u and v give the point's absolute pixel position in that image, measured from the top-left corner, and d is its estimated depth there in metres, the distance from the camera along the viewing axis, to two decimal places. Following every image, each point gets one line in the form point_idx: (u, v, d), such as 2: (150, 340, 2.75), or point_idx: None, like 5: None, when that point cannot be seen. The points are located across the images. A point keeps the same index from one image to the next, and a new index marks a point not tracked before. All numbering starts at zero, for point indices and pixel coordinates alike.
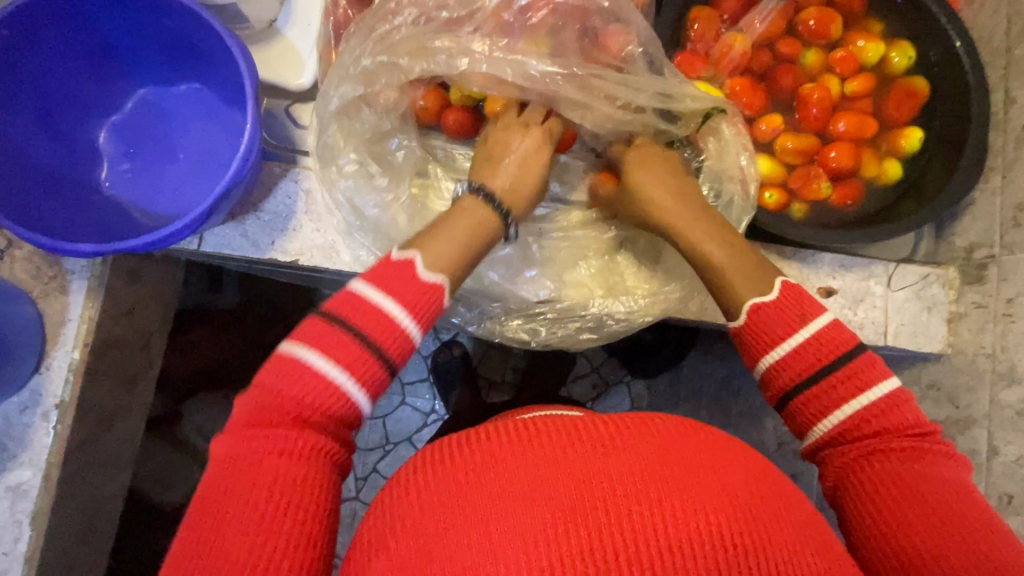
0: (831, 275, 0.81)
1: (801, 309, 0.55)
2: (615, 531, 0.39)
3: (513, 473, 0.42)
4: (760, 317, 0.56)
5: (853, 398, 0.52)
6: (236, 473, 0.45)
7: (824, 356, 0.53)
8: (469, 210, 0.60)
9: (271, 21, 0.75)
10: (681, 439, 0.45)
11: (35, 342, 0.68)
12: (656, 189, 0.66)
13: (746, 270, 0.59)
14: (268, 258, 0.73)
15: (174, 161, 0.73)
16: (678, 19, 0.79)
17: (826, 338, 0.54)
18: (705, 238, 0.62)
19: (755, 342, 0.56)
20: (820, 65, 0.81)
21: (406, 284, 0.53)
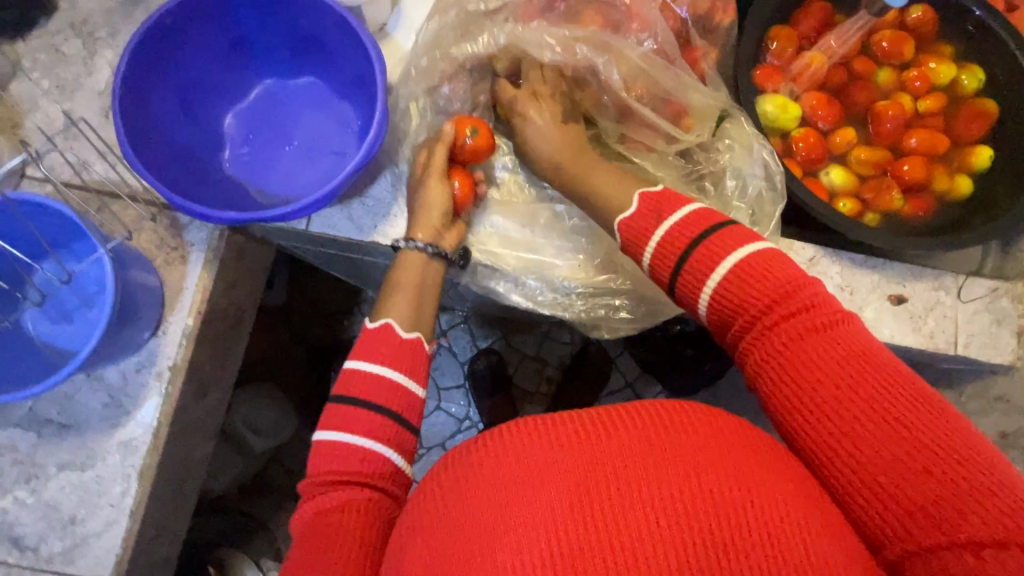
0: (901, 283, 0.83)
1: (670, 201, 0.60)
2: (617, 508, 0.42)
3: (521, 459, 0.45)
4: (689, 219, 0.57)
5: (728, 263, 0.53)
6: (317, 524, 0.56)
7: (698, 226, 0.57)
8: (411, 267, 0.71)
9: (382, 26, 0.82)
10: (702, 426, 0.46)
11: (157, 307, 0.73)
12: (552, 134, 0.72)
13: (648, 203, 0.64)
14: (369, 241, 0.78)
15: (287, 146, 0.77)
16: (760, 37, 0.84)
17: (695, 217, 0.57)
18: (581, 170, 0.70)
19: (634, 235, 0.61)
20: (893, 84, 0.86)
21: (384, 342, 0.64)
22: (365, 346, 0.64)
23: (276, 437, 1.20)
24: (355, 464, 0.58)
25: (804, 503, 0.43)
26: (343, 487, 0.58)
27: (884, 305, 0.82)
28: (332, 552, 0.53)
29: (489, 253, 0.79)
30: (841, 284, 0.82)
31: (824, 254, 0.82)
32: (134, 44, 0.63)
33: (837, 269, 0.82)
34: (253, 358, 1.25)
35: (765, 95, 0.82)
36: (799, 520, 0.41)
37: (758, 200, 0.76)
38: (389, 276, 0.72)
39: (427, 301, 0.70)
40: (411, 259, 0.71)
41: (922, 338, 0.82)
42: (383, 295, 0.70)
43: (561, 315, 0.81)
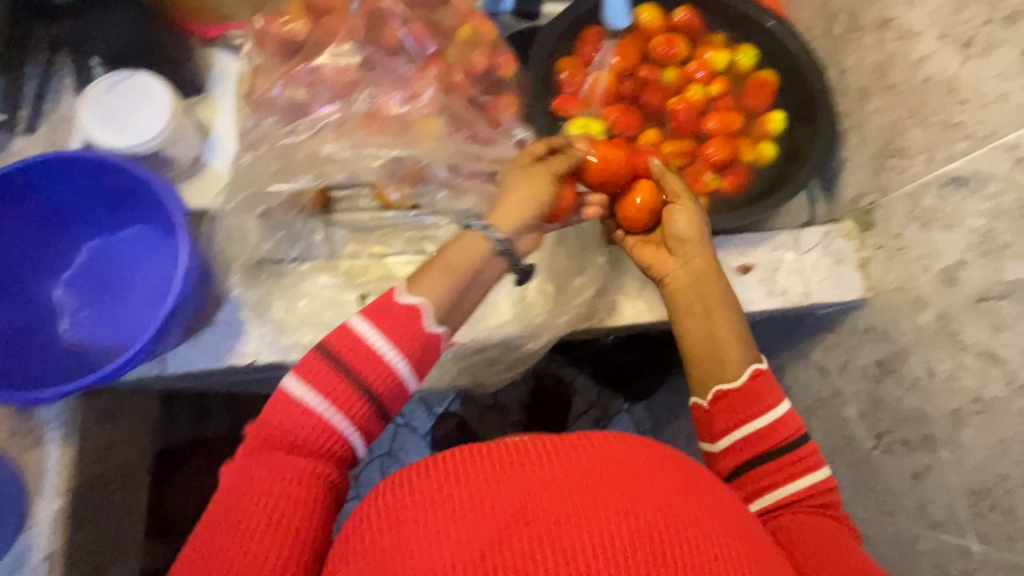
0: (743, 253, 0.88)
1: (771, 394, 0.69)
2: (546, 542, 0.44)
3: (463, 486, 0.48)
4: (736, 396, 0.70)
5: (780, 464, 0.67)
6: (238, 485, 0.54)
7: (763, 431, 0.68)
8: (471, 243, 0.64)
9: (196, 157, 0.85)
10: (633, 460, 0.51)
11: (18, 500, 0.70)
12: (693, 250, 0.76)
13: (733, 339, 0.73)
14: (230, 364, 0.78)
15: (127, 298, 0.78)
16: (548, 70, 0.91)
17: (761, 408, 0.69)
18: (712, 321, 0.74)
19: (719, 417, 0.71)
20: (680, 80, 0.94)
21: (403, 329, 0.59)
22: (380, 319, 0.59)
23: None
24: (378, 375, 0.58)
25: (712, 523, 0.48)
26: (292, 460, 0.55)
27: (732, 277, 0.86)
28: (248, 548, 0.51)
29: None
30: None
31: None
32: None
33: None
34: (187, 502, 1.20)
35: (568, 121, 0.89)
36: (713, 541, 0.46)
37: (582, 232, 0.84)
38: (443, 246, 0.65)
39: (461, 295, 0.63)
40: (468, 237, 0.65)
41: (777, 298, 0.86)
42: (419, 272, 0.62)
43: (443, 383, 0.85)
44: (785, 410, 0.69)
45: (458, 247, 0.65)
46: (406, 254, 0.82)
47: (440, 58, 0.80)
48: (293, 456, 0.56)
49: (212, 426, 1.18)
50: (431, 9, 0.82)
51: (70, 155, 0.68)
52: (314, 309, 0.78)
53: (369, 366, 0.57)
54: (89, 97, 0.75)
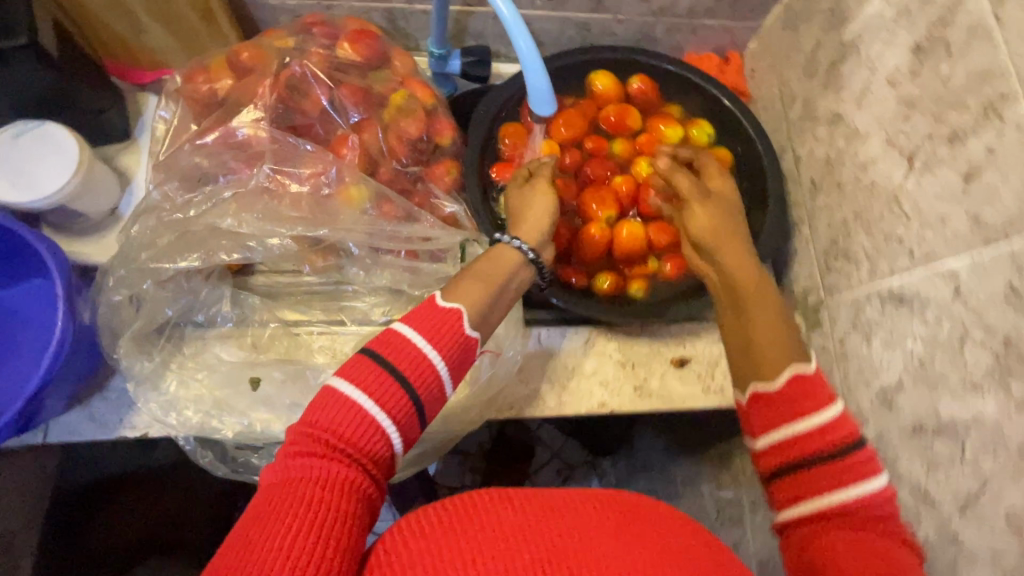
0: (681, 344, 0.82)
1: (825, 393, 0.55)
2: None
3: (466, 559, 0.43)
4: (788, 389, 0.56)
5: (842, 488, 0.51)
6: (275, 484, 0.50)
7: (825, 441, 0.53)
8: (502, 258, 0.70)
9: (112, 209, 0.82)
10: (637, 522, 0.47)
11: None
12: (722, 241, 0.71)
13: (783, 347, 0.59)
14: (118, 437, 0.73)
15: (17, 357, 0.73)
16: (489, 136, 0.87)
17: (811, 408, 0.54)
18: (757, 315, 0.63)
19: (758, 417, 0.57)
20: (629, 153, 0.90)
21: (449, 330, 0.61)
22: (423, 321, 0.60)
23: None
24: (413, 373, 0.57)
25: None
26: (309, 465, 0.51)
27: (667, 371, 0.81)
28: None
29: (237, 424, 0.70)
30: (621, 359, 0.81)
31: (598, 334, 0.82)
32: None
33: (614, 347, 0.81)
34: None
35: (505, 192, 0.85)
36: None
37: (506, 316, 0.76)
38: (481, 257, 0.70)
39: (495, 300, 0.67)
40: (502, 251, 0.71)
41: (714, 396, 0.80)
42: (462, 276, 0.67)
43: None
44: (837, 414, 0.54)
45: (492, 266, 0.70)
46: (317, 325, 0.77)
47: (368, 123, 0.77)
48: (330, 456, 0.51)
49: None
50: (365, 75, 0.79)
51: None
52: (204, 383, 0.72)
53: (409, 368, 0.57)
54: None
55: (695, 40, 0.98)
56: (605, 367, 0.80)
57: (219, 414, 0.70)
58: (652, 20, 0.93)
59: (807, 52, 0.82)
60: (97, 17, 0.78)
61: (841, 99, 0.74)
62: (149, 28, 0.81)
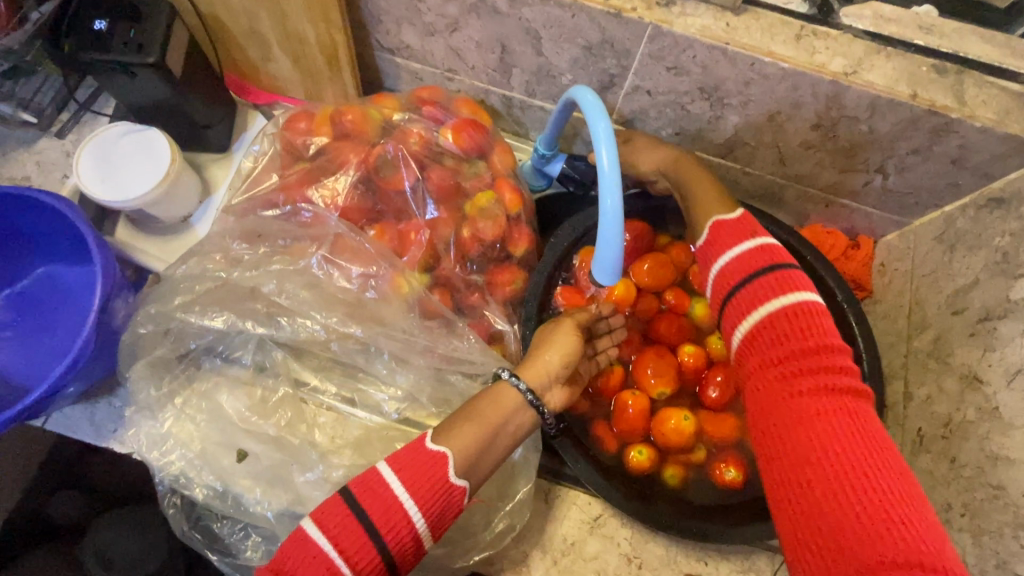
0: (703, 559, 0.71)
1: (784, 289, 0.56)
2: None
3: None
4: (721, 227, 0.64)
5: (765, 309, 0.56)
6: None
7: (779, 332, 0.54)
8: (503, 398, 0.61)
9: (185, 216, 0.82)
10: None
11: None
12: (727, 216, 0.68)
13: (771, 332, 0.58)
14: (106, 446, 0.73)
15: (47, 337, 0.75)
16: (567, 256, 0.79)
17: (766, 290, 0.57)
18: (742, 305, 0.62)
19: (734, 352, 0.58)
20: (710, 321, 0.79)
21: (429, 478, 0.54)
22: (405, 465, 0.55)
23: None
24: (385, 521, 0.53)
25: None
26: None
27: None
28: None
29: (217, 483, 0.67)
30: (629, 552, 0.70)
31: (612, 513, 0.72)
32: None
33: (626, 534, 0.71)
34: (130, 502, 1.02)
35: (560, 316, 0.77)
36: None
37: (517, 466, 0.67)
38: (482, 395, 0.62)
39: (486, 449, 0.58)
40: (503, 392, 0.62)
41: None
42: (454, 417, 0.59)
43: None
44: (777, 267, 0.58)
45: (497, 403, 0.61)
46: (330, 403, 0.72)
47: (447, 217, 0.74)
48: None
49: None
50: (458, 165, 0.76)
51: (40, 195, 0.66)
52: (197, 424, 0.69)
53: (382, 518, 0.52)
54: (100, 136, 0.75)
55: (825, 213, 0.87)
56: (608, 554, 0.70)
57: (201, 466, 0.67)
58: (783, 182, 0.84)
59: (959, 284, 0.69)
60: (236, 40, 0.80)
61: (987, 362, 0.62)
62: (276, 59, 0.82)
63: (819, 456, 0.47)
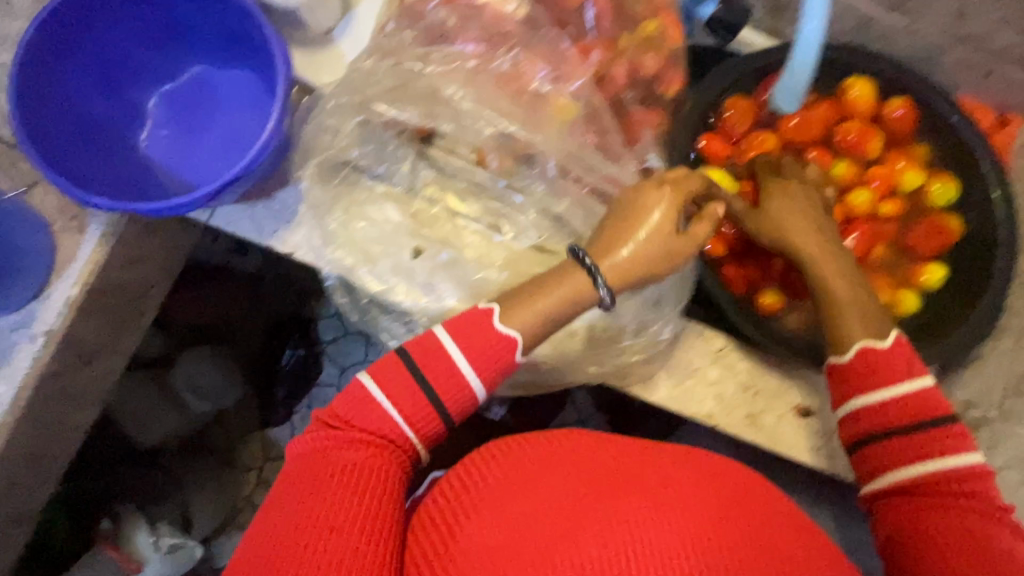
0: (813, 394, 0.77)
1: (906, 366, 0.65)
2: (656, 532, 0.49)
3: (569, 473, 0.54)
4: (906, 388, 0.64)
5: (892, 385, 0.64)
6: (310, 458, 0.58)
7: (909, 412, 0.63)
8: (574, 280, 0.61)
9: (328, 30, 0.80)
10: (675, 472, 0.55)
11: (42, 270, 0.74)
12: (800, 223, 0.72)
13: (867, 315, 0.68)
14: (268, 245, 0.77)
15: (207, 137, 0.77)
16: (715, 103, 0.78)
17: (916, 400, 0.63)
18: (830, 276, 0.70)
19: (855, 382, 0.66)
20: (850, 179, 0.80)
21: (490, 354, 0.60)
22: (467, 337, 0.60)
23: (218, 401, 1.08)
24: (447, 389, 0.60)
25: (794, 533, 0.53)
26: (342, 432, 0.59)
27: (787, 413, 0.76)
28: (310, 527, 0.53)
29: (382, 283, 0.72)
30: (746, 383, 0.77)
31: (734, 347, 0.77)
32: (45, 10, 0.63)
33: (745, 366, 0.77)
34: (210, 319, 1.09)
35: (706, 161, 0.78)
36: (654, 534, 0.49)
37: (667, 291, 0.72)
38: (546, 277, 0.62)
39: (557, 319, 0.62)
40: (575, 273, 0.61)
41: (822, 457, 0.76)
42: (525, 292, 0.61)
43: None
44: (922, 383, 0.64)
45: (571, 283, 0.61)
46: (479, 225, 0.74)
47: (607, 46, 0.73)
48: (361, 433, 0.59)
49: (244, 260, 1.11)
50: None
51: None
52: (359, 229, 0.73)
53: (442, 385, 0.60)
54: None
55: (979, 85, 0.84)
56: (727, 381, 0.77)
57: (366, 266, 0.73)
58: (947, 44, 0.80)
59: None
60: None
61: None
62: None
63: (949, 550, 0.57)
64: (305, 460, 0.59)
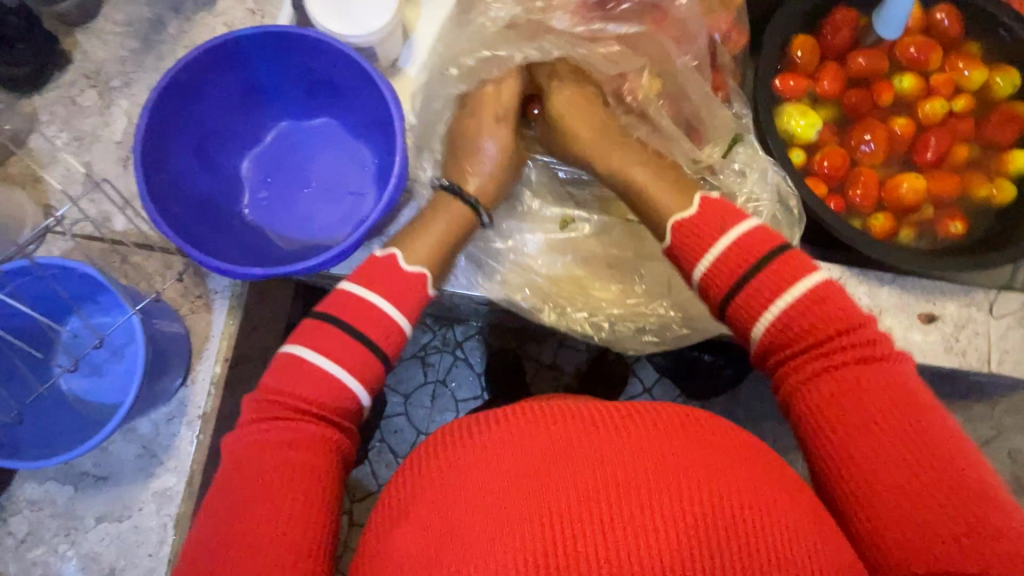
0: (932, 301, 0.81)
1: (722, 222, 0.57)
2: (618, 511, 0.42)
3: (533, 449, 0.46)
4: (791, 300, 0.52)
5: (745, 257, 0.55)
6: (237, 449, 0.51)
7: (743, 261, 0.55)
8: (453, 212, 0.67)
9: (394, 60, 0.80)
10: (669, 434, 0.47)
11: (185, 356, 0.74)
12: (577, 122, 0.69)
13: (667, 191, 0.63)
14: None
15: (306, 189, 0.77)
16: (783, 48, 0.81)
17: (751, 244, 0.55)
18: (622, 165, 0.67)
19: (684, 253, 0.59)
20: (920, 92, 0.82)
21: (405, 287, 0.59)
22: (381, 279, 0.58)
23: None
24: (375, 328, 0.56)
25: (781, 503, 0.44)
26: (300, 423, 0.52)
27: (914, 324, 0.80)
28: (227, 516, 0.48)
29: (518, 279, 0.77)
30: (869, 304, 0.80)
31: (850, 274, 0.81)
32: (153, 99, 0.63)
33: (864, 290, 0.81)
34: None
35: (784, 104, 0.81)
36: (581, 511, 0.42)
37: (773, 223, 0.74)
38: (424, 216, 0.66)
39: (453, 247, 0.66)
40: (450, 202, 0.67)
41: (954, 356, 0.80)
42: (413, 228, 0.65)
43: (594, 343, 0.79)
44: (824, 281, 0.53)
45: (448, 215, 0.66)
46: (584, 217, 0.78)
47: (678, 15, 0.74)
48: (303, 419, 0.52)
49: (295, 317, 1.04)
50: None
51: (306, 31, 0.66)
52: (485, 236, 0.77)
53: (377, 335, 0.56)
54: None
55: None
56: None
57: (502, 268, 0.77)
58: None
59: None
60: None
61: None
62: None
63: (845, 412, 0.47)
64: (238, 450, 0.51)
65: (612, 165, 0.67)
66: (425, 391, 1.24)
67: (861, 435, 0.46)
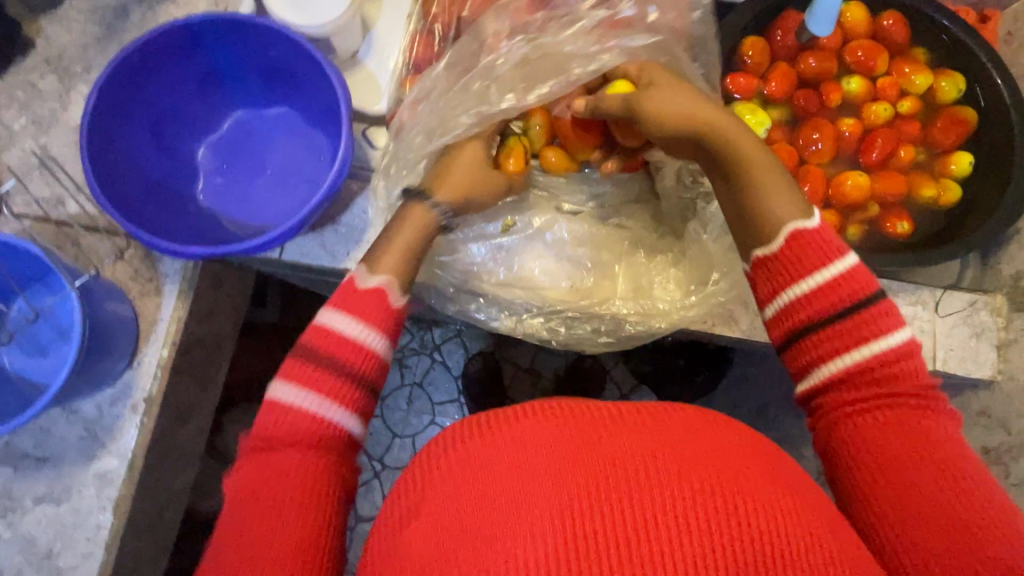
0: None
1: (828, 246, 0.54)
2: (635, 509, 0.38)
3: (540, 450, 0.42)
4: (799, 243, 0.54)
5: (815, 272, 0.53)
6: (242, 484, 0.50)
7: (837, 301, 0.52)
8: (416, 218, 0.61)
9: (353, 53, 0.82)
10: (689, 433, 0.43)
11: (131, 338, 0.74)
12: (693, 109, 0.62)
13: (784, 192, 0.57)
14: (343, 268, 0.78)
15: (262, 176, 0.78)
16: (732, 48, 0.83)
17: (847, 280, 0.52)
18: (748, 156, 0.59)
19: (777, 275, 0.55)
20: (867, 94, 0.84)
21: (379, 306, 0.56)
22: (355, 307, 0.56)
23: None
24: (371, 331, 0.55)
25: (809, 507, 0.40)
26: (299, 462, 0.50)
27: None
28: (235, 550, 0.46)
29: (469, 274, 0.77)
30: None
31: None
32: (101, 80, 0.64)
33: None
34: (249, 376, 1.06)
35: (734, 103, 0.83)
36: (597, 507, 0.38)
37: None
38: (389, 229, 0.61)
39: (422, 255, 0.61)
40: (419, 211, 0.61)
41: None
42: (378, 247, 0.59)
43: (551, 340, 0.80)
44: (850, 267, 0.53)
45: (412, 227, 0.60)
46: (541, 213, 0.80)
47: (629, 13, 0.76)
48: (308, 449, 0.51)
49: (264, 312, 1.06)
50: None
51: (256, 18, 0.68)
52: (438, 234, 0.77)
53: (361, 329, 0.55)
54: None
55: None
56: None
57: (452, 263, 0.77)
58: None
59: None
60: None
61: None
62: None
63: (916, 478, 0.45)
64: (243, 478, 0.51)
65: (735, 159, 0.59)
66: (401, 394, 1.23)
67: (921, 475, 0.45)
